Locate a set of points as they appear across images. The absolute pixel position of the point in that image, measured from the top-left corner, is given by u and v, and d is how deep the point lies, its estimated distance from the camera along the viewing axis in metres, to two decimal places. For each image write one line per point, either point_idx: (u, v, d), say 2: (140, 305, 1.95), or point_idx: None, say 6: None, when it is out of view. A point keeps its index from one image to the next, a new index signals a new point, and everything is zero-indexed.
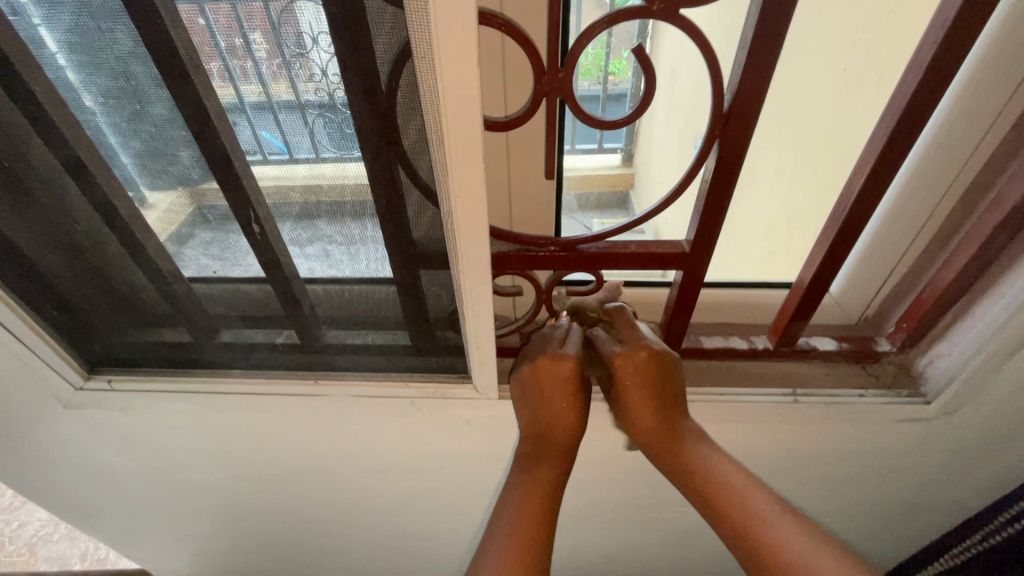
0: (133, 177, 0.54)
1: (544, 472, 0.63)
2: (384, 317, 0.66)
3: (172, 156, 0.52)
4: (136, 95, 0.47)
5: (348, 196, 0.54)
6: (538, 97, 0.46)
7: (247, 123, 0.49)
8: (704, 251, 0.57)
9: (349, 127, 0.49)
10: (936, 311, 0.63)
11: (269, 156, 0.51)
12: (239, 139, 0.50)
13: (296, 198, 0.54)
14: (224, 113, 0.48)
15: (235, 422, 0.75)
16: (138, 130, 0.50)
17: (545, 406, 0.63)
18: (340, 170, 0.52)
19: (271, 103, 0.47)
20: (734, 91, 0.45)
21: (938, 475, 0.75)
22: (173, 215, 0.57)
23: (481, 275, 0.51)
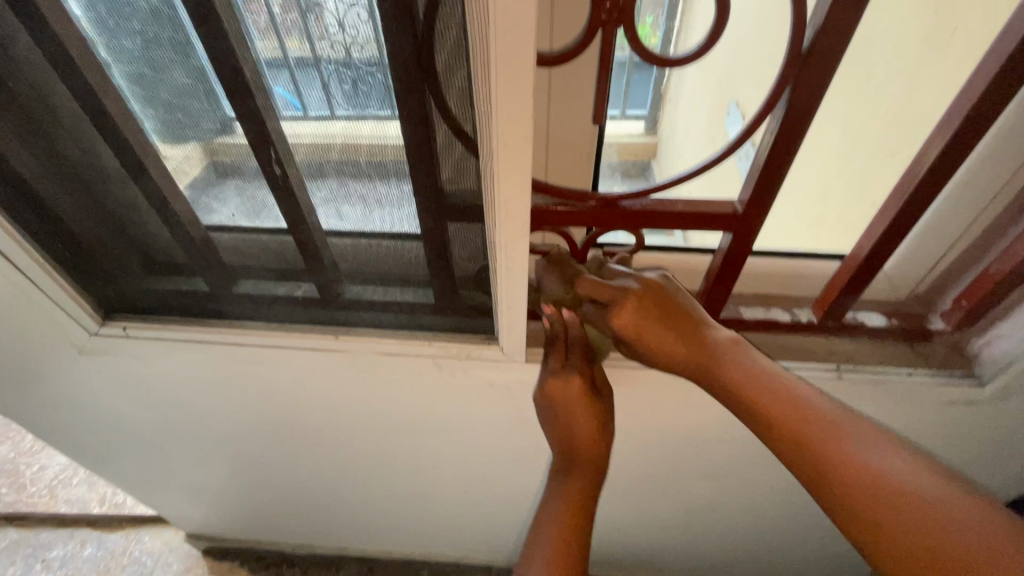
0: (150, 131, 0.52)
1: (576, 485, 0.66)
2: (408, 273, 0.63)
3: (189, 112, 0.50)
4: (156, 45, 0.45)
5: (391, 150, 0.51)
6: (593, 26, 0.41)
7: (290, 78, 0.46)
8: (757, 212, 0.52)
9: (364, 84, 0.46)
10: (1002, 289, 0.58)
11: (282, 113, 0.49)
12: (275, 93, 0.47)
13: (335, 155, 0.51)
14: (260, 65, 0.45)
15: (253, 374, 0.73)
16: (155, 82, 0.48)
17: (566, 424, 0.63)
18: (380, 131, 0.49)
19: (287, 60, 0.45)
20: (820, 26, 0.39)
21: (979, 461, 0.72)
22: (188, 171, 0.55)
23: (517, 228, 0.47)
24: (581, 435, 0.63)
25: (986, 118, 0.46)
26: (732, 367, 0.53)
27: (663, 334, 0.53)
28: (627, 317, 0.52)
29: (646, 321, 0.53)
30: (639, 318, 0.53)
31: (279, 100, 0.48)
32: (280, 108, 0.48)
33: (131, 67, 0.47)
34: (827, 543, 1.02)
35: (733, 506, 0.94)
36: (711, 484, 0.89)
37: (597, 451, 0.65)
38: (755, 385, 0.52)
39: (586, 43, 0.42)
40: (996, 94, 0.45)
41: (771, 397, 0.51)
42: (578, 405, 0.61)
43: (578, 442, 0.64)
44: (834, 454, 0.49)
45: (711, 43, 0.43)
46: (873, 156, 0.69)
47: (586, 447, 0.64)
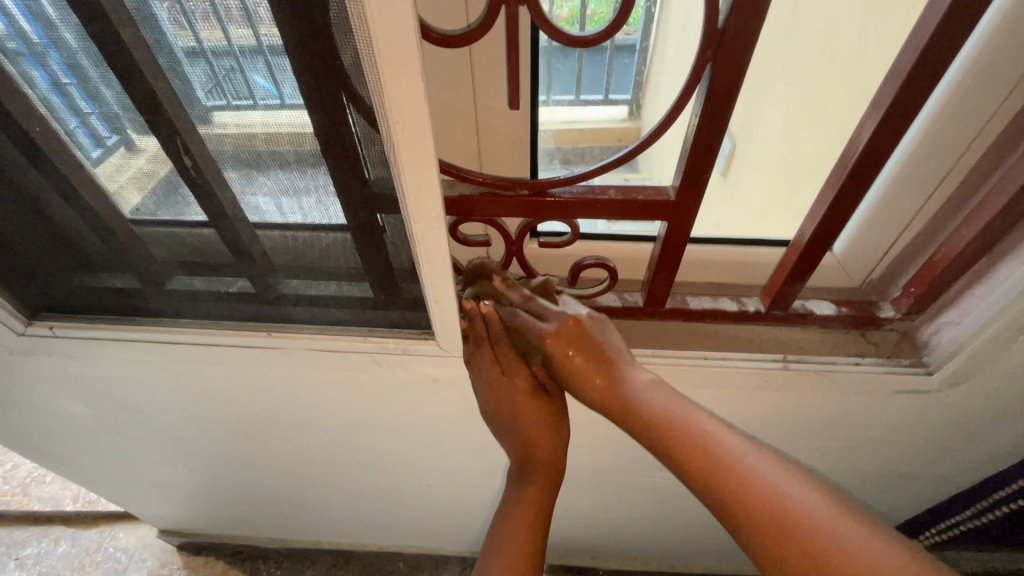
0: (116, 120, 0.48)
1: (533, 493, 0.67)
2: (339, 266, 0.60)
3: (141, 87, 0.45)
4: (78, 12, 0.40)
5: (287, 143, 0.49)
6: (495, 5, 0.38)
7: (208, 69, 0.43)
8: (690, 200, 0.50)
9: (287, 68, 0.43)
10: (949, 275, 0.56)
11: (260, 102, 0.45)
12: (191, 85, 0.45)
13: (230, 142, 0.49)
14: (175, 55, 0.42)
15: (192, 372, 0.71)
16: (95, 58, 0.43)
17: (515, 432, 0.65)
18: (273, 118, 0.47)
19: (263, 48, 0.41)
20: (731, 3, 0.37)
21: (936, 449, 0.71)
22: (126, 165, 0.52)
23: (431, 220, 0.45)
24: (537, 442, 0.65)
25: (918, 98, 0.44)
26: (645, 410, 0.53)
27: (584, 370, 0.54)
28: (564, 343, 0.54)
29: (573, 351, 0.54)
30: (576, 348, 0.54)
31: (181, 91, 0.45)
32: (200, 98, 0.46)
33: (65, 46, 0.43)
34: None
35: (695, 496, 0.93)
36: (672, 474, 0.88)
37: (554, 461, 0.67)
38: (666, 430, 0.51)
39: (490, 24, 0.40)
40: (925, 71, 0.42)
41: (678, 438, 0.51)
42: (525, 409, 0.63)
43: (535, 456, 0.66)
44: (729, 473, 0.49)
45: (620, 22, 0.40)
46: (821, 139, 0.66)
47: (542, 460, 0.66)
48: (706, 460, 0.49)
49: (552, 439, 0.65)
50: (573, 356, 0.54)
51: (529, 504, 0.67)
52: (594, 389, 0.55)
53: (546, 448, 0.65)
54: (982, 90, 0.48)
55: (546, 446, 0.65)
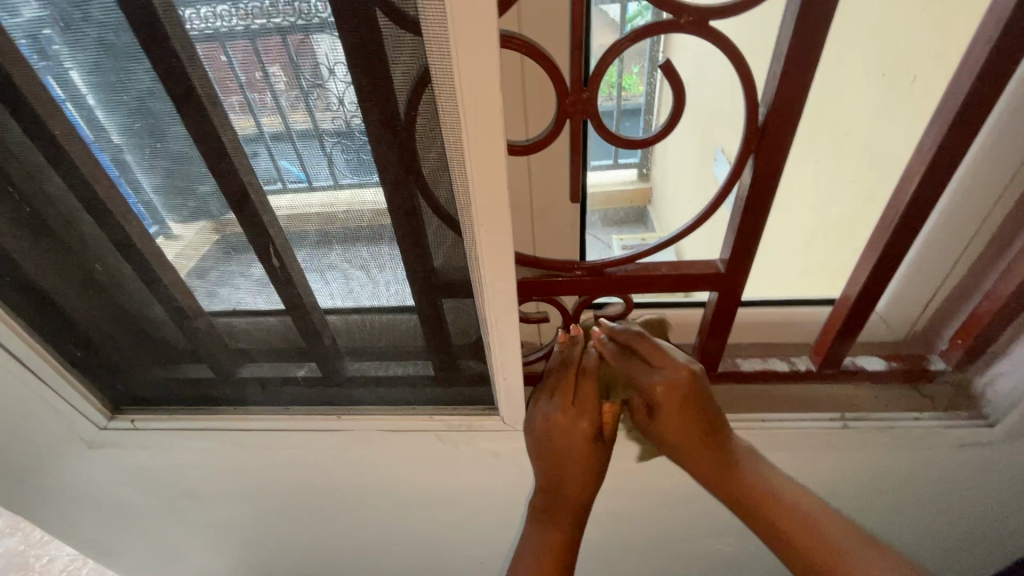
0: (155, 210, 0.53)
1: (559, 536, 0.61)
2: (407, 345, 0.64)
3: (178, 172, 0.49)
4: (124, 117, 0.46)
5: (365, 223, 0.52)
6: (561, 119, 0.44)
7: (268, 152, 0.47)
8: (739, 272, 0.54)
9: (366, 154, 0.47)
10: (996, 326, 0.58)
11: (287, 184, 0.49)
12: (254, 168, 0.49)
13: (311, 227, 0.52)
14: (242, 145, 0.47)
15: (258, 457, 0.73)
16: (138, 154, 0.48)
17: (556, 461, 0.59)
18: (357, 201, 0.50)
19: (289, 132, 0.46)
20: (770, 105, 0.42)
21: (1007, 503, 0.69)
22: (190, 253, 0.56)
23: (504, 306, 0.49)
24: (568, 475, 0.60)
25: (947, 172, 0.48)
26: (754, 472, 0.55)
27: (684, 425, 0.55)
28: (669, 390, 0.53)
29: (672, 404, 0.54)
30: (676, 400, 0.54)
31: (258, 171, 0.49)
32: (261, 180, 0.49)
33: (118, 150, 0.48)
34: None
35: (759, 562, 0.90)
36: (731, 540, 0.86)
37: (580, 501, 0.61)
38: (771, 488, 0.54)
39: (555, 134, 0.45)
40: (951, 150, 0.46)
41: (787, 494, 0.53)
42: (576, 446, 0.57)
43: (563, 494, 0.61)
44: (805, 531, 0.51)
45: (672, 125, 0.45)
46: (848, 202, 0.71)
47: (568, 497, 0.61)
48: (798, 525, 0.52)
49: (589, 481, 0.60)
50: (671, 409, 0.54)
51: (556, 540, 0.61)
52: (698, 449, 0.55)
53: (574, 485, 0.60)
54: (1000, 156, 0.52)
55: (577, 483, 0.60)
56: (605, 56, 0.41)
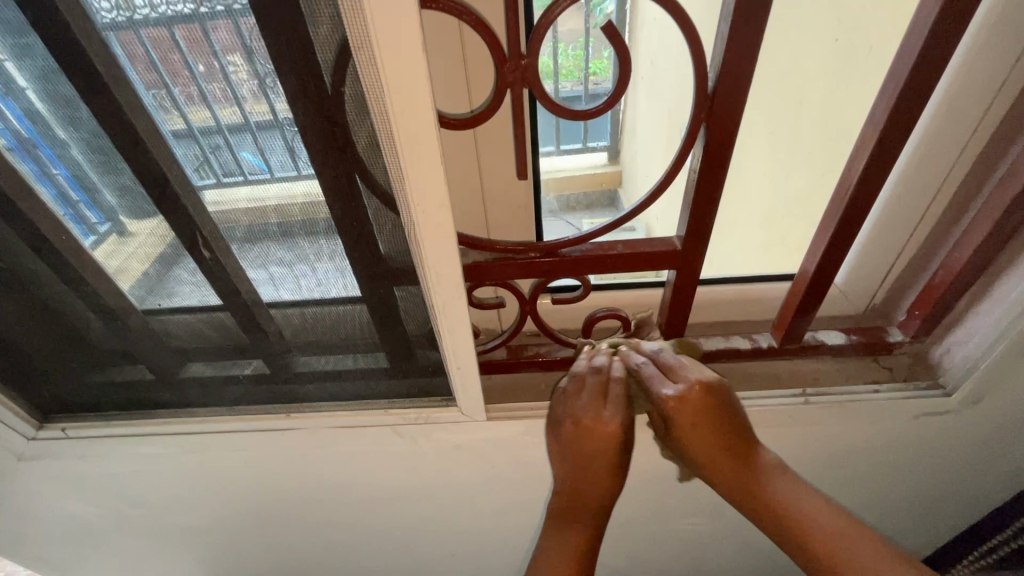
0: (108, 208, 0.49)
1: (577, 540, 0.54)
2: (357, 338, 0.60)
3: (100, 171, 0.46)
4: (33, 110, 0.42)
5: (297, 215, 0.49)
6: (501, 89, 0.41)
7: (195, 145, 0.44)
8: (696, 248, 0.52)
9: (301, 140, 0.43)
10: (952, 296, 0.57)
11: (249, 177, 0.45)
12: (179, 162, 0.45)
13: (240, 219, 0.49)
14: (165, 139, 0.43)
15: (208, 461, 0.70)
16: (55, 148, 0.45)
17: (580, 463, 0.54)
18: (286, 193, 0.47)
19: (248, 124, 0.42)
20: (718, 71, 0.40)
21: (967, 468, 0.70)
22: (137, 257, 0.53)
23: (452, 291, 0.46)
24: (593, 481, 0.54)
25: (900, 140, 0.47)
26: (784, 486, 0.50)
27: (707, 432, 0.51)
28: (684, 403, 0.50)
29: (693, 413, 0.51)
30: (694, 412, 0.51)
31: (189, 165, 0.45)
32: (192, 178, 0.46)
33: (33, 146, 0.45)
34: None
35: (732, 539, 0.90)
36: (702, 517, 0.86)
37: (602, 507, 0.54)
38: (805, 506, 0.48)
39: (496, 106, 0.41)
40: (904, 117, 0.45)
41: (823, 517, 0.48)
42: (600, 450, 0.53)
43: (585, 499, 0.54)
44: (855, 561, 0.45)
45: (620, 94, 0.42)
46: (806, 176, 0.70)
47: (588, 504, 0.54)
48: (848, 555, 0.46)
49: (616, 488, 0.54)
50: (694, 416, 0.51)
51: (571, 554, 0.53)
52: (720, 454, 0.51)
53: (597, 485, 0.54)
54: (953, 124, 0.52)
55: (602, 487, 0.54)
56: (545, 18, 0.38)
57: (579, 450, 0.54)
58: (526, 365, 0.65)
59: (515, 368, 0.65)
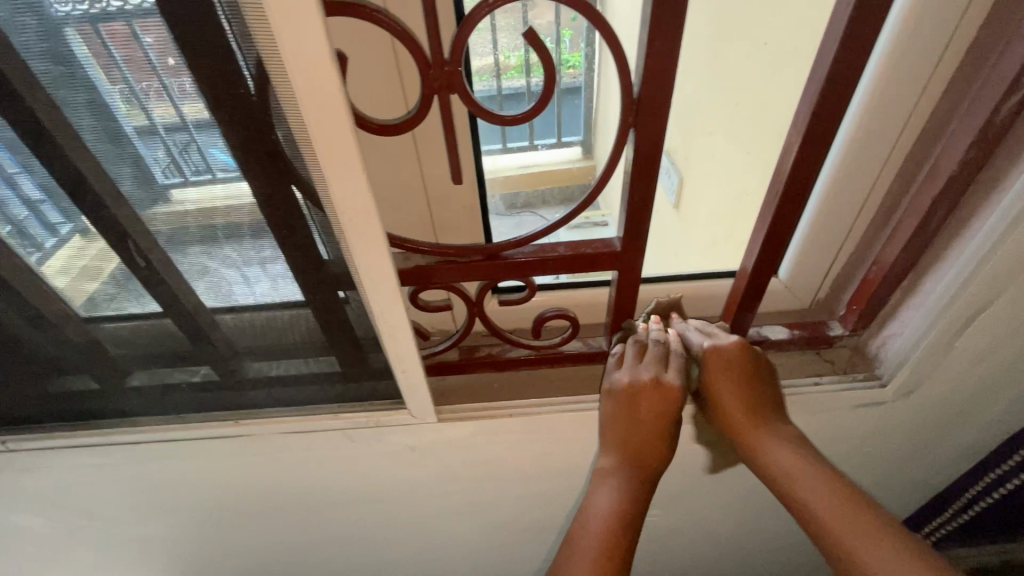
0: (68, 211, 0.47)
1: (630, 497, 0.56)
2: (305, 342, 0.60)
3: (65, 168, 0.44)
4: None
5: (221, 218, 0.47)
6: (426, 95, 0.40)
7: (163, 148, 0.42)
8: (635, 251, 0.53)
9: (243, 136, 0.42)
10: (886, 289, 0.59)
11: (217, 174, 0.44)
12: (146, 162, 0.43)
13: (164, 224, 0.47)
14: (129, 137, 0.41)
15: (159, 469, 0.69)
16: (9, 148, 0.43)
17: (634, 418, 0.57)
18: (213, 192, 0.45)
19: (218, 120, 0.41)
20: (641, 77, 0.40)
21: (908, 454, 0.73)
22: (95, 262, 0.51)
23: (388, 295, 0.46)
24: (643, 438, 0.57)
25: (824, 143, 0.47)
26: (799, 470, 0.54)
27: (751, 390, 0.58)
28: (737, 359, 0.57)
29: (737, 374, 0.57)
30: (739, 369, 0.57)
31: (154, 165, 0.43)
32: (157, 176, 0.44)
33: None
34: (790, 545, 1.02)
35: (691, 528, 0.93)
36: (661, 508, 0.88)
37: (655, 464, 0.57)
38: (813, 487, 0.53)
39: (421, 113, 0.41)
40: (825, 121, 0.46)
41: (831, 498, 0.52)
42: (653, 405, 0.56)
43: (637, 454, 0.57)
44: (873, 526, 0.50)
45: (546, 99, 0.42)
46: (751, 174, 0.71)
47: (640, 459, 0.57)
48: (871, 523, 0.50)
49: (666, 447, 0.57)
50: (737, 378, 0.57)
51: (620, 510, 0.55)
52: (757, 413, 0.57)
53: (649, 445, 0.57)
54: (881, 122, 0.52)
55: (655, 443, 0.57)
56: (465, 24, 0.38)
57: (633, 407, 0.57)
58: (478, 366, 0.65)
59: (467, 368, 0.66)
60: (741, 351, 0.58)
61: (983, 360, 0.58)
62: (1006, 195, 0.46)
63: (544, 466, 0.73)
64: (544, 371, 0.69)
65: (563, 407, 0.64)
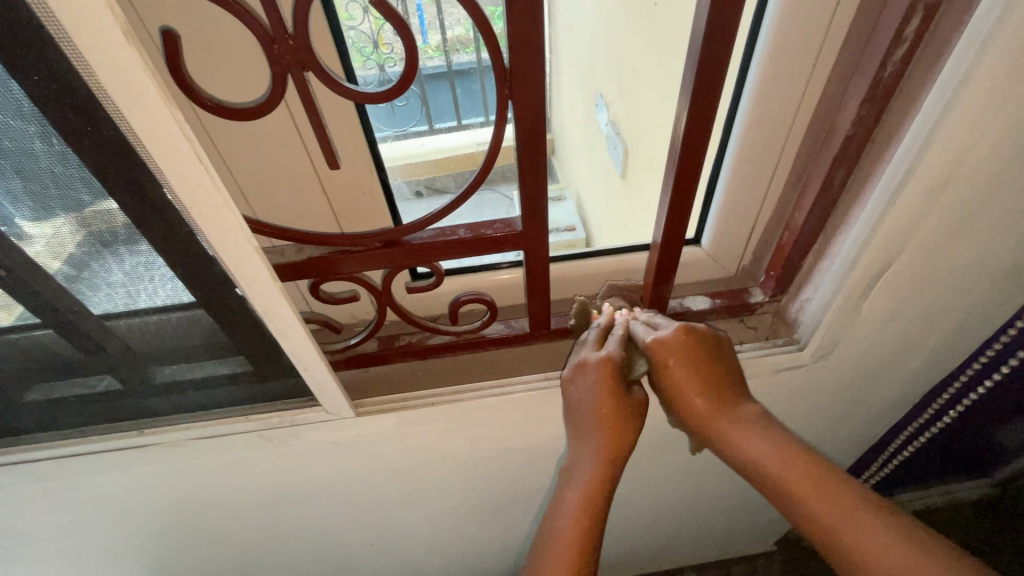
0: None
1: (589, 493, 0.51)
2: (199, 345, 0.56)
3: None
4: None
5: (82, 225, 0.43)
6: (275, 73, 0.37)
7: (82, 152, 0.37)
8: (539, 230, 0.51)
9: (125, 147, 0.36)
10: (798, 254, 0.59)
11: (135, 184, 0.39)
12: (67, 167, 0.38)
13: (27, 231, 0.43)
14: (45, 140, 0.37)
15: (74, 485, 0.66)
16: None
17: (585, 409, 0.52)
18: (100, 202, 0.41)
19: (114, 128, 0.34)
20: (509, 45, 0.38)
21: (834, 413, 0.74)
22: None
23: (268, 291, 0.43)
24: (596, 430, 0.52)
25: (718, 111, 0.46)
26: (754, 454, 0.50)
27: (699, 373, 0.51)
28: (680, 343, 0.51)
29: (687, 358, 0.51)
30: (684, 356, 0.51)
31: (76, 171, 0.39)
32: (79, 180, 0.39)
33: None
34: (737, 506, 1.05)
35: (638, 496, 0.94)
36: None
37: (616, 457, 0.52)
38: (781, 479, 0.48)
39: (276, 95, 0.38)
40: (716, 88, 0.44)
41: (799, 481, 0.48)
42: (596, 398, 0.51)
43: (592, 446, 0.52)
44: (843, 517, 0.46)
45: (410, 75, 0.39)
46: None
47: (600, 456, 0.52)
48: (839, 508, 0.47)
49: (620, 436, 0.52)
50: (687, 362, 0.51)
51: (585, 509, 0.51)
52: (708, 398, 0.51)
53: (605, 437, 0.52)
54: (783, 80, 0.51)
55: (609, 434, 0.52)
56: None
57: (579, 399, 0.52)
58: (396, 356, 0.63)
59: (386, 359, 0.64)
60: (687, 333, 0.51)
61: (894, 319, 0.58)
62: (897, 152, 0.46)
63: (479, 453, 0.73)
64: (467, 357, 0.68)
65: (485, 393, 0.63)
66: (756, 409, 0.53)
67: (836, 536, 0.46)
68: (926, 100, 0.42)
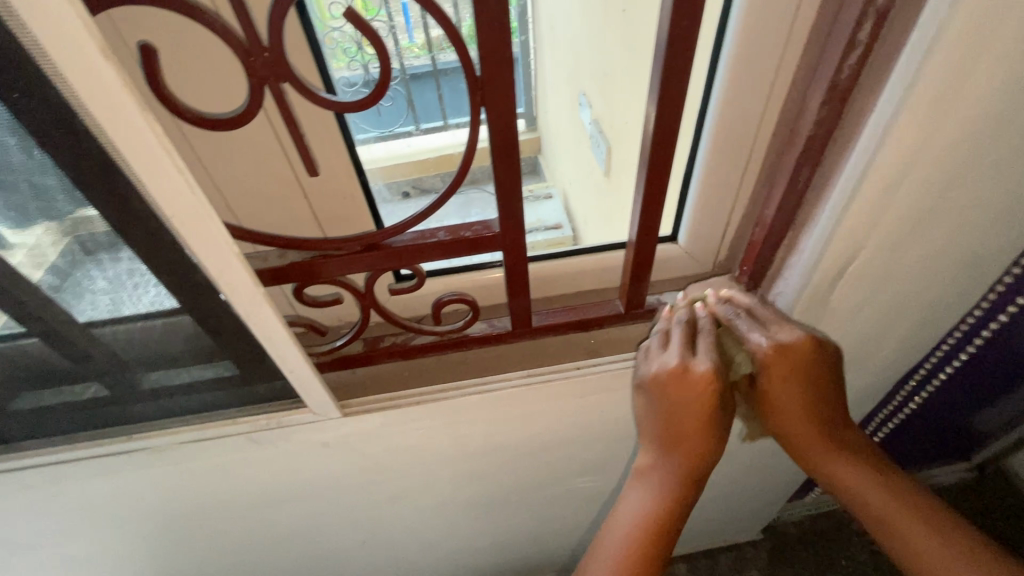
0: None
1: (674, 492, 0.55)
2: (185, 350, 0.57)
3: None
4: None
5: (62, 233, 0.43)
6: (251, 84, 0.38)
7: (59, 161, 0.38)
8: (516, 231, 0.53)
9: (101, 156, 0.37)
10: (769, 249, 0.61)
11: (113, 193, 0.40)
12: (45, 177, 0.39)
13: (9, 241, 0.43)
14: (21, 151, 0.38)
15: (63, 493, 0.67)
16: None
17: (684, 415, 0.53)
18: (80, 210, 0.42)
19: (90, 139, 0.35)
20: (479, 55, 0.39)
21: None
22: None
23: (251, 296, 0.44)
24: (687, 435, 0.54)
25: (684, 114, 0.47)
26: (839, 463, 0.58)
27: (813, 384, 0.55)
28: (801, 356, 0.53)
29: (806, 370, 0.54)
30: (802, 368, 0.54)
31: (53, 180, 0.40)
32: (57, 190, 0.40)
33: None
34: (722, 495, 1.08)
35: None
36: None
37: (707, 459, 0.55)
38: (862, 489, 0.57)
39: (253, 105, 0.39)
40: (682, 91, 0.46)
41: (883, 494, 0.56)
42: (695, 407, 0.52)
43: (683, 448, 0.55)
44: (911, 525, 0.55)
45: (384, 84, 0.40)
46: None
47: (689, 458, 0.55)
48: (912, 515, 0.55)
49: (712, 443, 0.54)
50: (804, 374, 0.54)
51: (670, 505, 0.55)
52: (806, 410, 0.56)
53: (694, 441, 0.54)
54: (749, 82, 0.52)
55: (703, 436, 0.53)
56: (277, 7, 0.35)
57: (678, 404, 0.53)
58: (381, 357, 0.64)
59: (371, 360, 0.65)
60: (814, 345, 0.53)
61: (861, 310, 0.60)
62: (855, 150, 0.48)
63: (466, 450, 0.74)
64: (451, 356, 0.69)
65: (469, 391, 0.64)
66: (853, 434, 0.60)
67: (913, 543, 0.55)
68: (880, 101, 0.44)
